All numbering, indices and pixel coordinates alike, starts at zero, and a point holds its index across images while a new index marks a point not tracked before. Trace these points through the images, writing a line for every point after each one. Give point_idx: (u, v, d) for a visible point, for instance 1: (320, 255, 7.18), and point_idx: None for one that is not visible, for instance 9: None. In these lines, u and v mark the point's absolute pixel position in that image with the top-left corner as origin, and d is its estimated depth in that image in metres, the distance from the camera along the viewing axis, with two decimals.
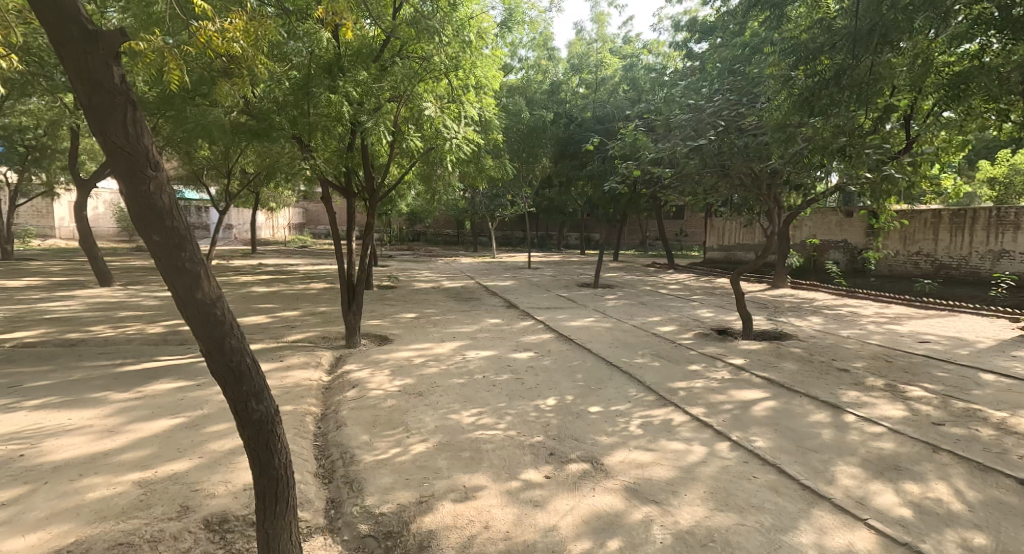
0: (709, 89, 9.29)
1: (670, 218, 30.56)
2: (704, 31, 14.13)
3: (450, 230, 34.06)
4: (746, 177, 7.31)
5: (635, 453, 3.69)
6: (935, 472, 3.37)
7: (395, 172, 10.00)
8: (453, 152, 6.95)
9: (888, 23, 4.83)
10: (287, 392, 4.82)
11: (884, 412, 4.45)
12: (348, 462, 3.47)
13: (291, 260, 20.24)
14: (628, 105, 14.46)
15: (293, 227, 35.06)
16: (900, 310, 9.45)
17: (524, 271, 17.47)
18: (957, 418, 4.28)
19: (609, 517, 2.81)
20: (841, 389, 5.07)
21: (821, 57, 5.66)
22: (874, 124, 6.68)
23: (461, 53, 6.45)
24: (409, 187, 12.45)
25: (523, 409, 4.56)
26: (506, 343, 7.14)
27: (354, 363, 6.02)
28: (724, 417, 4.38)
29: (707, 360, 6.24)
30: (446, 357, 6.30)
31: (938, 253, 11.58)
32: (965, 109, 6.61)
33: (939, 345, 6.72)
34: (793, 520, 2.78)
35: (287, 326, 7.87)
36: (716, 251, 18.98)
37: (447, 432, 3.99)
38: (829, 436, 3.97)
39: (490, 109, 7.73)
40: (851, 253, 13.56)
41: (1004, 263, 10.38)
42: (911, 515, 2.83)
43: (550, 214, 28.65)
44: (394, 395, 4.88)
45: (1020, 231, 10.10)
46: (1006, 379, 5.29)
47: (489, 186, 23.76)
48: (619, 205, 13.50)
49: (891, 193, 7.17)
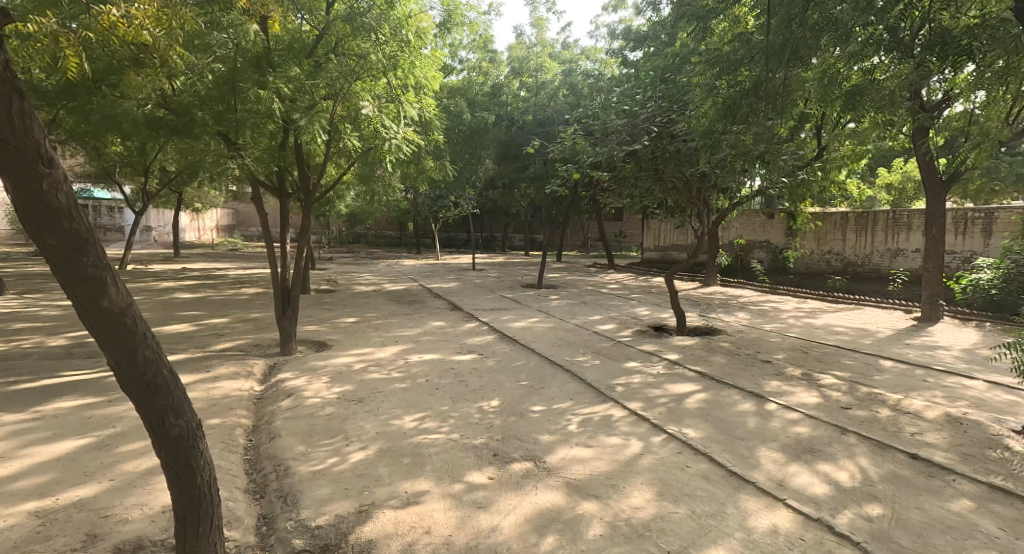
0: (642, 96, 9.69)
1: (609, 220, 31.65)
2: (638, 40, 14.59)
3: (393, 231, 33.38)
4: (678, 180, 7.71)
5: (576, 449, 3.78)
6: (844, 451, 3.68)
7: (332, 172, 9.72)
8: (392, 153, 6.86)
9: (797, 40, 5.29)
10: (214, 404, 4.53)
11: (802, 399, 4.82)
12: (282, 475, 3.32)
13: (223, 260, 20.80)
14: (567, 109, 15.91)
15: (222, 227, 33.23)
16: (815, 305, 10.26)
17: (468, 273, 17.43)
18: (862, 402, 4.69)
19: (551, 514, 2.86)
20: (764, 379, 5.44)
21: (741, 69, 6.13)
22: (790, 132, 7.27)
23: (400, 52, 6.34)
24: (348, 188, 12.10)
25: (467, 411, 4.56)
26: (450, 345, 7.10)
27: (289, 370, 5.76)
28: (660, 410, 4.57)
29: (645, 356, 6.50)
30: (388, 362, 6.16)
31: (846, 251, 12.65)
32: (865, 120, 7.30)
33: (848, 336, 7.37)
34: (721, 505, 2.95)
35: (215, 334, 7.42)
36: (652, 251, 19.75)
37: (389, 438, 3.92)
38: (753, 424, 4.25)
39: (430, 109, 7.70)
40: (773, 252, 14.62)
41: (900, 260, 11.46)
42: (824, 493, 3.08)
43: (495, 215, 28.73)
44: (333, 402, 4.73)
45: (912, 231, 11.22)
46: (901, 364, 5.88)
47: (432, 187, 23.48)
48: (560, 207, 13.82)
49: (804, 196, 7.80)
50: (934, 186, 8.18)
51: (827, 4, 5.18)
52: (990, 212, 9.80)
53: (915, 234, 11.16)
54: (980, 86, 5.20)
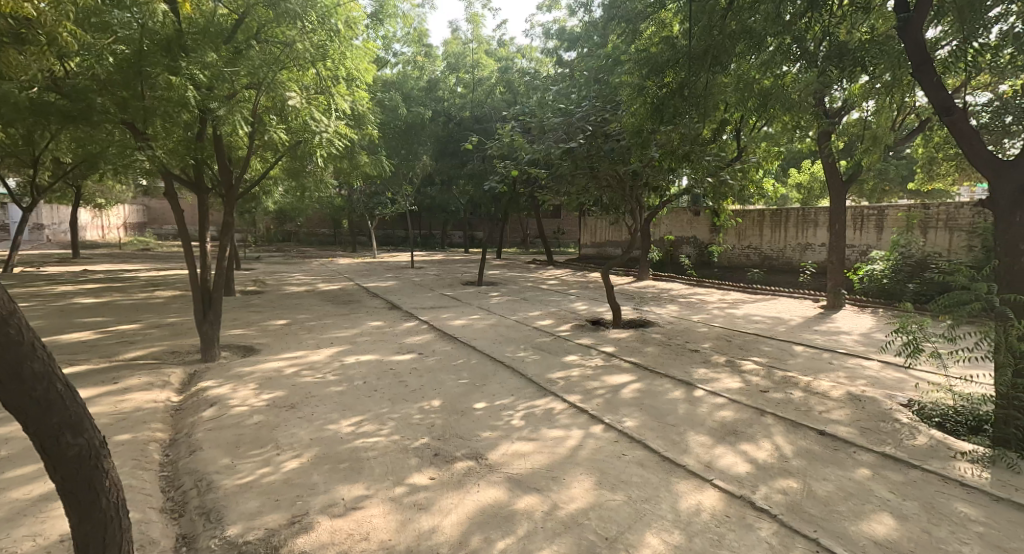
0: (576, 95, 9.94)
1: (548, 217, 32.18)
2: (572, 40, 14.85)
3: (327, 229, 32.09)
4: (612, 178, 7.94)
5: (517, 444, 3.81)
6: (763, 432, 3.96)
7: (258, 166, 9.22)
8: (323, 147, 6.65)
9: (718, 47, 5.65)
10: (123, 419, 4.15)
11: (726, 384, 5.13)
12: (205, 490, 3.10)
13: (133, 261, 19.19)
14: (504, 106, 15.96)
15: (131, 225, 30.56)
16: (737, 296, 10.96)
17: (406, 271, 17.11)
18: (779, 385, 5.06)
19: (493, 510, 2.87)
20: (693, 367, 5.74)
21: (667, 71, 6.35)
22: (712, 134, 7.70)
23: (329, 42, 6.04)
24: (275, 184, 11.51)
25: (407, 412, 4.47)
26: (388, 345, 6.93)
27: (211, 378, 5.39)
28: (597, 402, 4.71)
29: (583, 349, 6.66)
30: (322, 365, 5.92)
31: (763, 246, 13.58)
32: (779, 124, 7.88)
33: (765, 324, 7.93)
34: (655, 490, 3.08)
35: (124, 342, 6.81)
36: (588, 247, 20.30)
37: (324, 444, 3.77)
38: (683, 410, 4.47)
39: (362, 101, 7.50)
40: (699, 247, 15.43)
41: (810, 253, 12.46)
42: (746, 471, 3.30)
43: (433, 212, 28.32)
44: (261, 409, 4.48)
45: (818, 227, 12.23)
46: (811, 349, 6.41)
47: (367, 183, 22.77)
48: (499, 204, 13.89)
49: (726, 195, 8.30)
50: (837, 186, 8.96)
51: (743, 14, 5.54)
52: (881, 209, 10.84)
53: (821, 230, 12.18)
54: (872, 95, 5.77)
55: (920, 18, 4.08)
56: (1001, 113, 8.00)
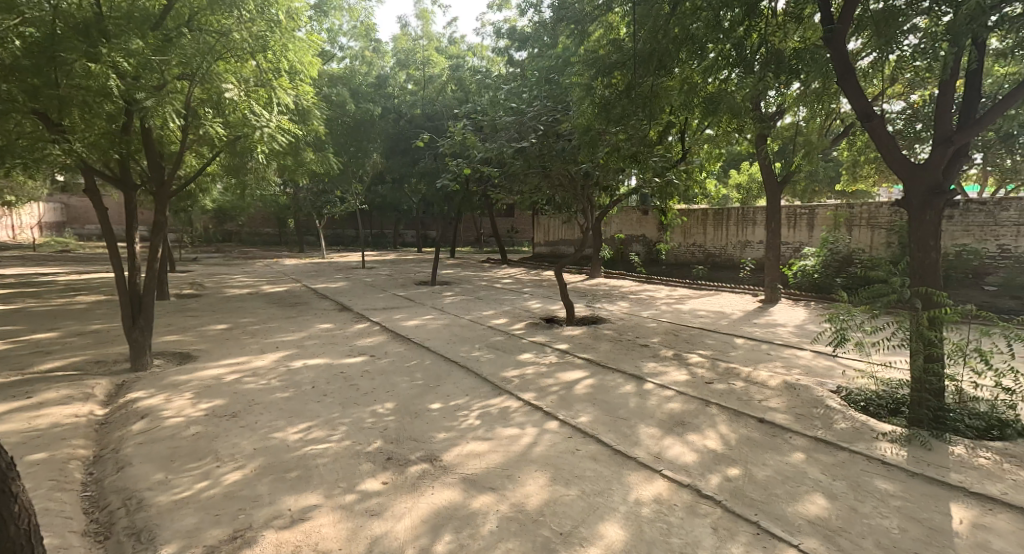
0: (527, 95, 9.98)
1: (501, 215, 32.25)
2: (522, 40, 14.91)
3: (271, 228, 30.76)
4: (563, 177, 8.01)
5: (471, 444, 3.77)
6: (709, 421, 4.11)
7: (193, 162, 8.70)
8: (265, 143, 6.35)
9: (663, 50, 5.87)
10: (38, 437, 3.80)
11: (674, 377, 5.29)
12: (136, 508, 2.89)
13: (51, 264, 17.69)
14: (455, 104, 15.83)
15: (49, 225, 28.15)
16: (684, 292, 11.36)
17: (357, 271, 16.67)
18: (723, 376, 5.28)
19: (447, 512, 2.82)
20: (643, 362, 5.89)
21: (615, 73, 6.51)
22: (658, 135, 7.94)
23: (269, 32, 5.78)
24: (213, 181, 10.90)
25: (358, 416, 4.34)
26: (337, 348, 6.72)
27: (142, 389, 5.04)
28: (552, 399, 4.74)
29: (537, 347, 6.70)
30: (267, 371, 5.66)
31: (706, 244, 14.13)
32: (720, 127, 8.24)
33: (710, 319, 8.25)
34: (608, 483, 3.13)
35: (41, 353, 6.25)
36: (541, 246, 20.48)
37: (268, 453, 3.60)
38: (634, 404, 4.58)
39: (307, 96, 7.23)
40: (648, 245, 15.87)
41: (749, 250, 13.05)
42: (693, 460, 3.42)
43: (384, 211, 27.76)
44: (199, 420, 4.23)
45: (757, 226, 12.85)
46: (751, 341, 6.73)
47: (314, 181, 22.00)
48: (451, 203, 13.76)
49: (672, 194, 8.56)
50: (773, 187, 9.44)
51: (686, 21, 5.77)
52: (812, 209, 11.53)
53: (759, 228, 12.80)
54: (803, 101, 6.11)
55: (843, 31, 4.37)
56: (914, 120, 8.80)
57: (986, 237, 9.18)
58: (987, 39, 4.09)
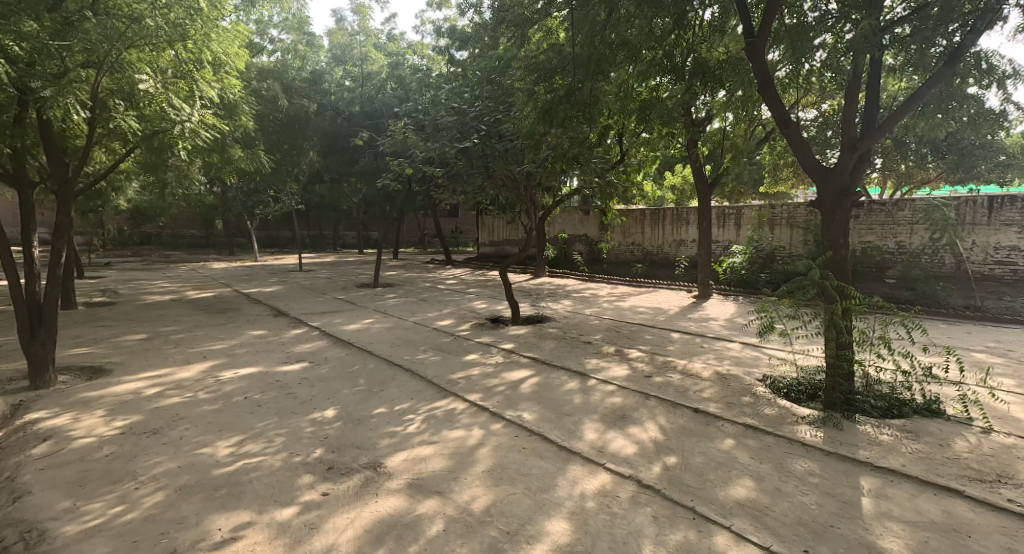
0: (469, 95, 9.92)
1: (445, 215, 32.05)
2: (463, 40, 14.80)
3: (197, 229, 28.85)
4: (506, 177, 7.95)
5: (416, 448, 3.69)
6: (649, 414, 4.24)
7: (104, 157, 7.98)
8: (186, 138, 5.96)
9: (601, 55, 5.86)
10: None
11: (616, 372, 5.44)
12: (37, 542, 2.60)
13: None
14: (395, 103, 15.47)
15: None
16: (624, 289, 11.70)
17: (294, 275, 15.93)
18: (661, 370, 5.48)
19: (391, 520, 2.74)
20: (587, 359, 6.00)
21: (555, 76, 6.57)
22: (598, 137, 8.12)
23: (189, 20, 5.36)
24: (127, 178, 10.02)
25: (296, 426, 4.15)
26: (273, 355, 6.39)
27: (44, 409, 4.56)
28: (498, 399, 4.74)
29: (482, 348, 6.67)
30: (194, 382, 5.28)
31: (644, 243, 14.64)
32: (655, 131, 8.61)
33: (649, 315, 8.55)
34: (553, 478, 3.16)
35: None
36: (486, 246, 20.49)
37: (195, 471, 3.36)
38: (579, 400, 4.66)
39: (235, 90, 6.81)
40: (589, 244, 16.23)
41: (684, 249, 13.64)
42: (633, 452, 3.52)
43: (322, 211, 26.72)
44: (115, 439, 3.89)
45: (690, 225, 13.47)
46: (687, 335, 7.03)
47: (244, 180, 20.81)
48: (393, 203, 13.44)
49: (612, 195, 8.75)
50: (703, 188, 9.89)
51: (621, 27, 5.86)
52: (739, 210, 12.23)
53: (692, 227, 13.42)
54: (728, 108, 6.50)
55: (761, 44, 4.63)
56: (825, 128, 9.58)
57: (887, 235, 10.09)
58: (884, 55, 4.46)
